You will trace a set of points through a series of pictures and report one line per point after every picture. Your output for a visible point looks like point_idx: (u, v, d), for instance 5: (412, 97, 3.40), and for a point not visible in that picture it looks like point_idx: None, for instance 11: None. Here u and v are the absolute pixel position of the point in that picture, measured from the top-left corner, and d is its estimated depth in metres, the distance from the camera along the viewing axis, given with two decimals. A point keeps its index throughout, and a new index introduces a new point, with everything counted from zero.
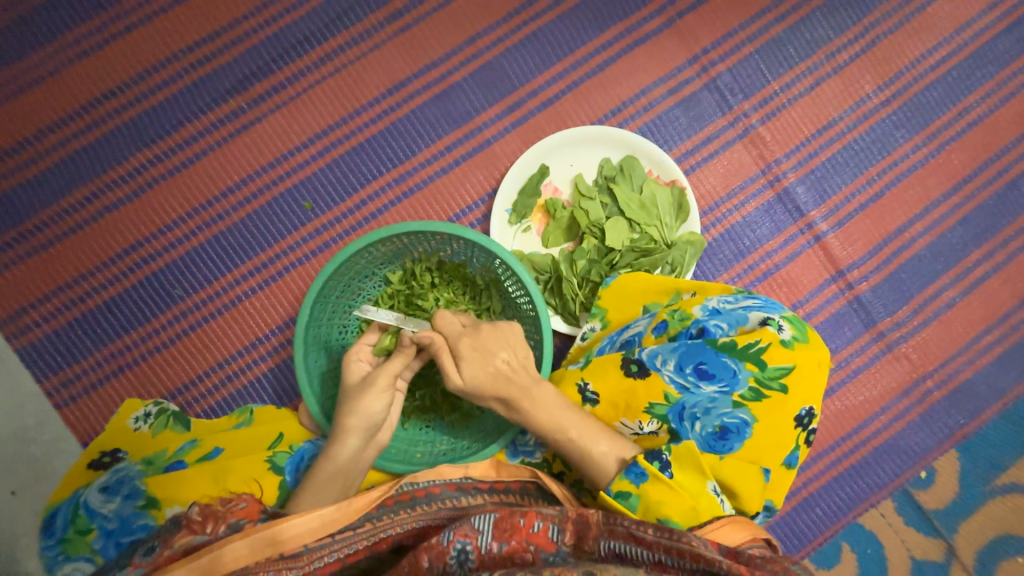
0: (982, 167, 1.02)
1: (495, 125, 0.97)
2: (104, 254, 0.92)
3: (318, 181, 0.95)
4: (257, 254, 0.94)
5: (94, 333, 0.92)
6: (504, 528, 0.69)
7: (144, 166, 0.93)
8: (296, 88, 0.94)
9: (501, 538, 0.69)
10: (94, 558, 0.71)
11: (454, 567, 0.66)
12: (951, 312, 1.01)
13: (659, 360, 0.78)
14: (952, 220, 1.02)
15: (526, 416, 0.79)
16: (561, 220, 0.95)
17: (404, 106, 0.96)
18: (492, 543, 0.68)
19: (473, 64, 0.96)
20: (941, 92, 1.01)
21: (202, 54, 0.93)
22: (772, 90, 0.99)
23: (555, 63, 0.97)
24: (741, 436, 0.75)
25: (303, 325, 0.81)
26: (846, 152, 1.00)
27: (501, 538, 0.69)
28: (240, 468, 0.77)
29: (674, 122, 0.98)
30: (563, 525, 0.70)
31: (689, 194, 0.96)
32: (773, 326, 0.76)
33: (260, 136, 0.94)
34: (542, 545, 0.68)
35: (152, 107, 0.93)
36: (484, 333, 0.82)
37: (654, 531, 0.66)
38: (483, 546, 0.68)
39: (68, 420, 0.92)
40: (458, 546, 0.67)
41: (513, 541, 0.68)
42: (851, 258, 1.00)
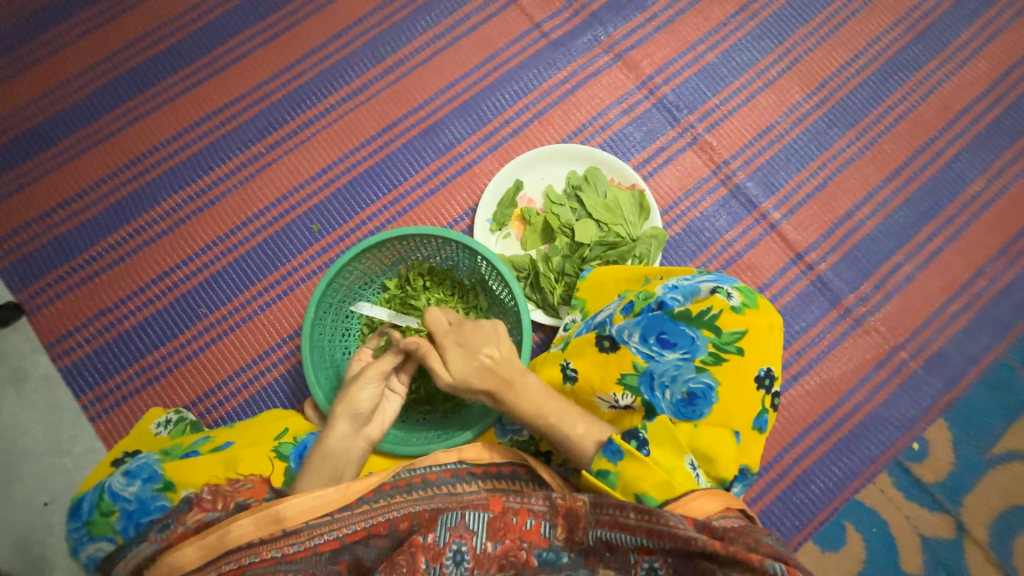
0: (915, 155, 1.13)
1: (474, 151, 1.12)
2: (141, 281, 1.06)
3: (324, 208, 1.10)
4: (271, 273, 1.08)
5: (129, 350, 1.04)
6: (498, 527, 0.79)
7: (178, 205, 1.09)
8: (306, 134, 1.13)
9: (495, 537, 0.78)
10: (116, 537, 0.77)
11: (450, 566, 0.75)
12: (912, 285, 1.08)
13: (626, 334, 0.86)
14: (896, 202, 1.11)
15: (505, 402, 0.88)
16: (536, 225, 1.07)
17: (397, 141, 1.13)
18: (486, 543, 0.78)
19: (453, 103, 1.14)
20: (865, 94, 1.15)
21: (230, 113, 1.13)
22: (713, 104, 1.14)
23: (523, 97, 1.14)
24: (708, 400, 0.81)
25: (309, 325, 0.91)
26: (787, 150, 1.12)
27: (495, 536, 0.78)
28: (249, 458, 0.85)
29: (630, 137, 1.13)
30: (553, 520, 0.77)
31: (649, 195, 1.08)
32: (723, 294, 0.82)
33: (276, 174, 1.11)
34: (536, 542, 0.77)
35: (188, 157, 1.11)
36: (470, 329, 0.92)
37: (636, 515, 0.70)
38: (478, 546, 0.77)
39: (100, 432, 1.01)
40: (453, 547, 0.77)
41: (506, 539, 0.78)
42: (807, 241, 1.09)
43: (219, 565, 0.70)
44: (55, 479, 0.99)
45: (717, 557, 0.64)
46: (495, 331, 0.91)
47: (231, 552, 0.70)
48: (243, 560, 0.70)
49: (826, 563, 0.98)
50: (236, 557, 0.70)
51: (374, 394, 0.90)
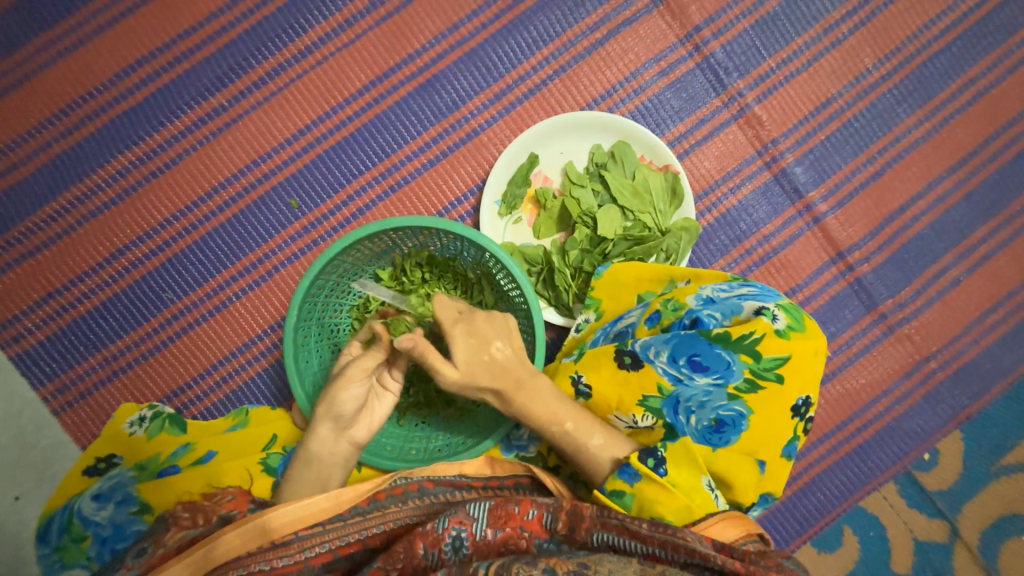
0: (987, 141, 0.99)
1: (482, 114, 0.94)
2: (92, 259, 0.92)
3: (303, 178, 0.93)
4: (245, 254, 0.93)
5: (88, 338, 0.92)
6: (499, 515, 0.71)
7: (128, 168, 0.92)
8: (276, 84, 0.92)
9: (495, 525, 0.71)
10: (91, 564, 0.72)
11: (449, 553, 0.69)
12: (956, 291, 0.99)
13: (652, 352, 0.76)
14: (956, 196, 0.99)
15: (514, 406, 0.79)
16: (552, 209, 0.93)
17: (388, 97, 0.94)
18: (487, 530, 0.70)
19: (457, 52, 0.93)
20: (944, 63, 0.98)
21: (180, 51, 0.91)
22: (768, 67, 0.96)
23: (542, 47, 0.94)
24: (737, 428, 0.74)
25: (291, 326, 0.80)
26: (845, 130, 0.97)
27: (496, 524, 0.71)
28: (230, 472, 0.78)
29: (667, 105, 0.95)
30: (557, 514, 0.71)
31: (684, 178, 0.93)
32: (767, 316, 0.73)
33: (242, 133, 0.93)
34: (536, 532, 0.71)
35: (134, 107, 0.91)
36: (479, 321, 0.81)
37: (648, 526, 0.67)
38: (478, 534, 0.70)
39: (66, 426, 0.92)
40: (453, 533, 0.70)
41: (507, 527, 0.71)
42: (852, 239, 0.97)
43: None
44: None
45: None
46: (505, 325, 0.82)
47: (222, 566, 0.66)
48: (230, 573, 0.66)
49: (821, 563, 1.00)
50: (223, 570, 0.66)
51: (360, 394, 0.80)
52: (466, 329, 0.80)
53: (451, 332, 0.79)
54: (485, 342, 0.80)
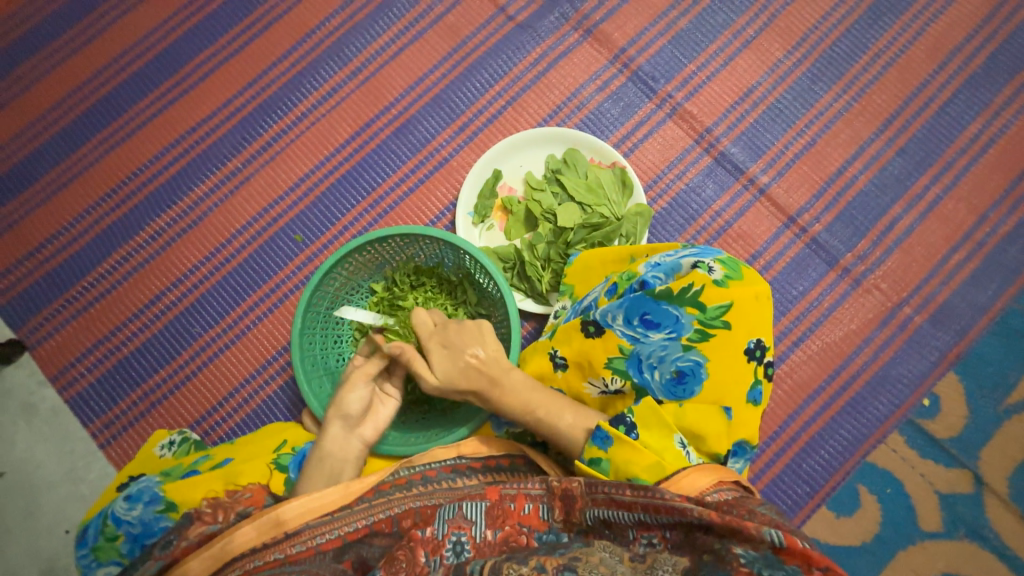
0: (905, 103, 1.08)
1: (450, 144, 1.11)
2: (134, 307, 1.07)
3: (306, 217, 1.10)
4: (261, 287, 1.08)
5: (130, 376, 1.05)
6: (497, 515, 0.79)
7: (162, 229, 1.10)
8: (280, 145, 1.12)
9: (495, 525, 0.77)
10: (123, 560, 0.80)
11: (450, 558, 0.73)
12: (912, 238, 1.04)
13: (609, 317, 0.84)
14: (890, 153, 1.07)
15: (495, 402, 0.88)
16: (519, 213, 1.05)
17: (371, 142, 1.12)
18: (486, 532, 0.77)
19: (425, 98, 1.12)
20: (848, 45, 1.10)
21: (204, 131, 1.13)
22: (691, 71, 1.10)
23: (494, 85, 1.12)
24: (698, 377, 0.79)
25: (296, 334, 0.91)
26: (771, 112, 1.09)
27: (495, 524, 0.78)
28: (248, 471, 0.86)
29: (607, 114, 1.10)
30: (551, 503, 0.78)
31: (631, 171, 1.05)
32: (704, 269, 0.80)
33: (254, 188, 1.11)
34: (535, 525, 0.77)
35: (168, 179, 1.12)
36: (452, 331, 0.93)
37: (631, 492, 0.69)
38: (478, 536, 0.76)
39: (111, 457, 1.03)
40: (453, 539, 0.76)
41: (506, 526, 0.77)
42: (798, 203, 1.06)
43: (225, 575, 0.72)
44: (73, 506, 1.01)
45: (713, 528, 0.62)
46: (478, 330, 0.93)
47: (237, 559, 0.73)
48: (248, 565, 0.72)
49: (840, 528, 0.97)
50: (240, 563, 0.73)
51: (363, 396, 0.90)
52: (440, 339, 0.93)
53: (430, 345, 0.92)
54: (464, 345, 0.91)
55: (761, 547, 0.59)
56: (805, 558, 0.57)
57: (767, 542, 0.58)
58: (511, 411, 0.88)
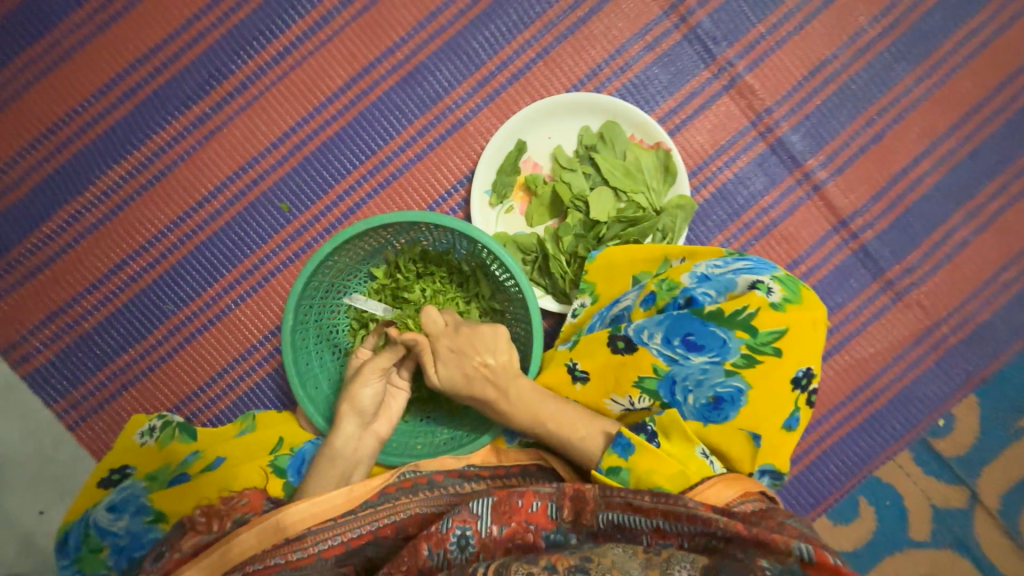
0: (990, 95, 0.95)
1: (466, 103, 0.93)
2: (92, 276, 0.93)
3: (292, 182, 0.93)
4: (241, 261, 0.94)
5: (94, 355, 0.93)
6: (504, 510, 0.71)
7: (118, 184, 0.92)
8: (258, 88, 0.92)
9: (501, 520, 0.70)
10: (110, 573, 0.74)
11: (455, 552, 0.68)
12: (965, 252, 0.96)
13: (646, 334, 0.76)
14: (961, 154, 0.95)
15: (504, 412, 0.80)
16: (544, 196, 0.91)
17: (370, 93, 0.92)
18: (493, 527, 0.70)
19: (437, 41, 0.92)
20: (943, 17, 0.94)
21: (160, 61, 0.91)
22: (758, 34, 0.92)
23: (522, 31, 0.92)
24: (736, 404, 0.73)
25: (289, 330, 0.80)
26: (842, 94, 0.94)
27: (501, 519, 0.70)
28: (242, 474, 0.79)
29: (655, 81, 0.93)
30: (561, 501, 0.70)
31: (676, 154, 0.91)
32: (761, 290, 0.72)
33: (228, 140, 0.92)
34: (542, 524, 0.69)
35: (120, 121, 0.91)
36: (461, 333, 0.82)
37: (652, 498, 0.64)
38: (484, 530, 0.69)
39: (81, 440, 0.94)
40: (457, 532, 0.69)
41: (513, 522, 0.69)
42: (853, 206, 0.95)
43: None
44: (45, 488, 0.94)
45: (737, 540, 0.58)
46: (492, 332, 0.83)
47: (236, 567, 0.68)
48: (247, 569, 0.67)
49: (836, 535, 0.99)
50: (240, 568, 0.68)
51: (377, 391, 0.83)
52: (449, 339, 0.82)
53: (437, 347, 0.82)
54: (475, 349, 0.81)
55: (788, 560, 0.55)
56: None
57: (796, 556, 0.55)
58: (526, 421, 0.80)
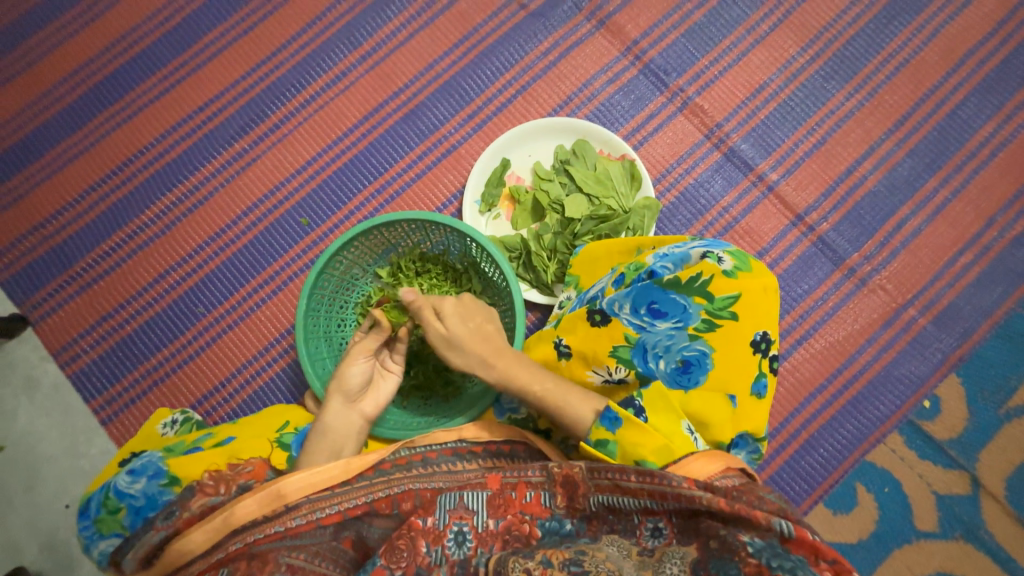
0: (917, 105, 1.08)
1: (459, 131, 1.10)
2: (138, 285, 1.07)
3: (311, 201, 1.09)
4: (265, 269, 1.08)
5: (132, 354, 1.05)
6: (498, 504, 0.79)
7: (169, 208, 1.10)
8: (289, 126, 1.11)
9: (496, 514, 0.78)
10: (124, 532, 0.79)
11: (453, 548, 0.75)
12: (919, 240, 1.04)
13: (616, 306, 0.84)
14: (900, 154, 1.07)
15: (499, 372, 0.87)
16: (526, 203, 1.05)
17: (380, 127, 1.11)
18: (488, 521, 0.78)
19: (434, 85, 1.11)
20: (862, 44, 1.10)
21: (212, 111, 1.12)
22: (703, 65, 1.10)
23: (504, 73, 1.11)
24: (703, 367, 0.79)
25: (302, 314, 0.91)
26: (782, 109, 1.08)
27: (497, 514, 0.78)
28: (250, 447, 0.86)
29: (618, 106, 1.09)
30: (553, 490, 0.78)
31: (639, 164, 1.05)
32: (713, 259, 0.80)
33: (261, 169, 1.10)
34: (537, 513, 0.78)
35: (175, 157, 1.11)
36: (465, 300, 0.93)
37: (637, 477, 0.69)
38: (480, 525, 0.77)
39: (111, 435, 1.03)
40: (454, 528, 0.77)
41: (508, 515, 0.78)
42: (806, 202, 1.05)
43: (226, 546, 0.71)
44: (73, 482, 1.01)
45: (720, 515, 0.63)
46: (485, 307, 0.93)
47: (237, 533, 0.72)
48: (248, 537, 0.70)
49: (837, 525, 0.98)
50: (242, 536, 0.71)
51: (365, 369, 0.90)
52: (455, 304, 0.92)
53: (443, 306, 0.91)
54: (477, 313, 0.92)
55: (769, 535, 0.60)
56: (812, 549, 0.59)
57: (776, 532, 0.60)
58: (516, 386, 0.86)
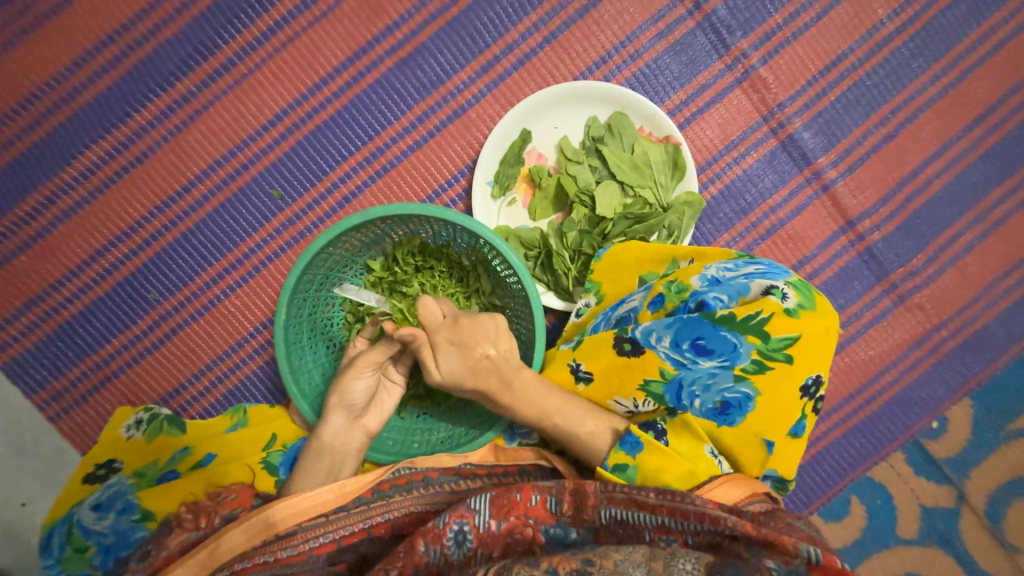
0: (1005, 97, 0.93)
1: (469, 88, 0.88)
2: (71, 262, 0.88)
3: (283, 167, 0.88)
4: (230, 250, 0.89)
5: (75, 345, 0.89)
6: (502, 504, 0.64)
7: (98, 165, 0.87)
8: (247, 65, 0.86)
9: (500, 515, 0.63)
10: (95, 573, 0.71)
11: (452, 549, 0.61)
12: (970, 256, 0.95)
13: (654, 336, 0.73)
14: (972, 156, 0.94)
15: (510, 400, 0.78)
16: (548, 189, 0.88)
17: (367, 75, 0.87)
18: (491, 522, 0.63)
19: (438, 22, 0.87)
20: (963, 12, 0.91)
21: (141, 32, 0.85)
22: (774, 24, 0.89)
23: (529, 12, 0.87)
24: (744, 410, 0.71)
25: (281, 324, 0.77)
26: (856, 90, 0.91)
27: (500, 514, 0.63)
28: (233, 471, 0.77)
29: (666, 71, 0.89)
30: (561, 496, 0.64)
31: (685, 150, 0.87)
32: (776, 296, 0.70)
33: (215, 121, 0.87)
34: (542, 517, 0.63)
35: (98, 97, 0.86)
36: (467, 323, 0.79)
37: (657, 494, 0.60)
38: (482, 526, 0.63)
39: (63, 433, 0.90)
40: (454, 527, 0.62)
41: (511, 517, 0.63)
42: (862, 206, 0.93)
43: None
44: None
45: (744, 538, 0.55)
46: (495, 325, 0.79)
47: (225, 564, 0.65)
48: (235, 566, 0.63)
49: (826, 532, 1.00)
50: (229, 565, 0.64)
51: (370, 385, 0.79)
52: (467, 325, 0.79)
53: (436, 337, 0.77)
54: (477, 340, 0.78)
55: (794, 561, 0.54)
56: None
57: (803, 558, 0.54)
58: (530, 416, 0.78)
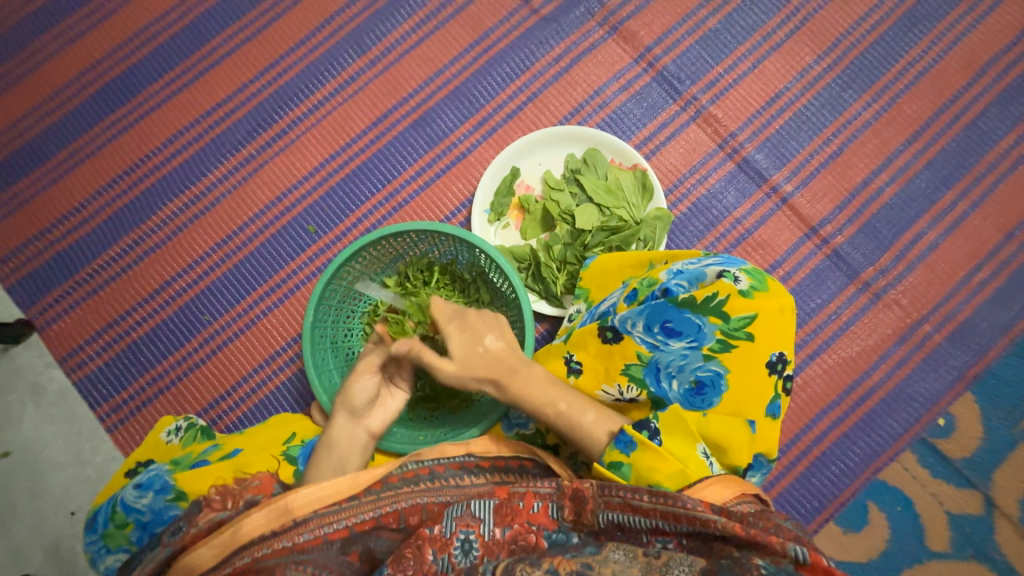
0: (936, 115, 1.06)
1: (469, 139, 1.09)
2: (145, 291, 1.07)
3: (318, 208, 1.08)
4: (272, 277, 1.07)
5: (139, 361, 1.05)
6: (506, 512, 0.67)
7: (176, 213, 1.09)
8: (296, 132, 1.10)
9: (504, 522, 0.66)
10: (131, 548, 0.79)
11: (460, 558, 0.62)
12: (936, 254, 1.02)
13: (629, 324, 0.82)
14: (917, 165, 1.04)
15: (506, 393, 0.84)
16: (536, 213, 1.04)
17: (387, 134, 1.10)
18: (496, 529, 0.65)
19: (443, 91, 1.10)
20: (881, 52, 1.08)
21: (219, 114, 1.11)
22: (717, 73, 1.08)
23: (515, 79, 1.09)
24: (717, 388, 0.77)
25: (308, 326, 0.90)
26: (798, 118, 1.06)
27: (504, 522, 0.66)
28: (256, 461, 0.84)
29: (630, 114, 1.08)
30: (561, 501, 0.68)
31: (651, 174, 1.03)
32: (729, 278, 0.78)
33: (268, 175, 1.09)
34: (544, 524, 0.67)
35: (182, 163, 1.10)
36: (473, 318, 0.88)
37: (650, 498, 0.61)
38: (488, 534, 0.65)
39: (117, 441, 1.02)
40: (461, 536, 0.64)
41: (515, 524, 0.67)
42: (821, 214, 1.03)
43: (233, 562, 0.66)
44: (79, 488, 1.01)
45: (734, 539, 0.56)
46: (491, 323, 0.88)
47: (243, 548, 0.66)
48: (255, 552, 0.65)
49: (847, 544, 0.96)
50: (249, 551, 0.66)
51: (371, 386, 0.87)
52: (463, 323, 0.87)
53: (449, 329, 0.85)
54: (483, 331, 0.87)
55: (782, 560, 0.54)
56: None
57: (791, 557, 0.54)
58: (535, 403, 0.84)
